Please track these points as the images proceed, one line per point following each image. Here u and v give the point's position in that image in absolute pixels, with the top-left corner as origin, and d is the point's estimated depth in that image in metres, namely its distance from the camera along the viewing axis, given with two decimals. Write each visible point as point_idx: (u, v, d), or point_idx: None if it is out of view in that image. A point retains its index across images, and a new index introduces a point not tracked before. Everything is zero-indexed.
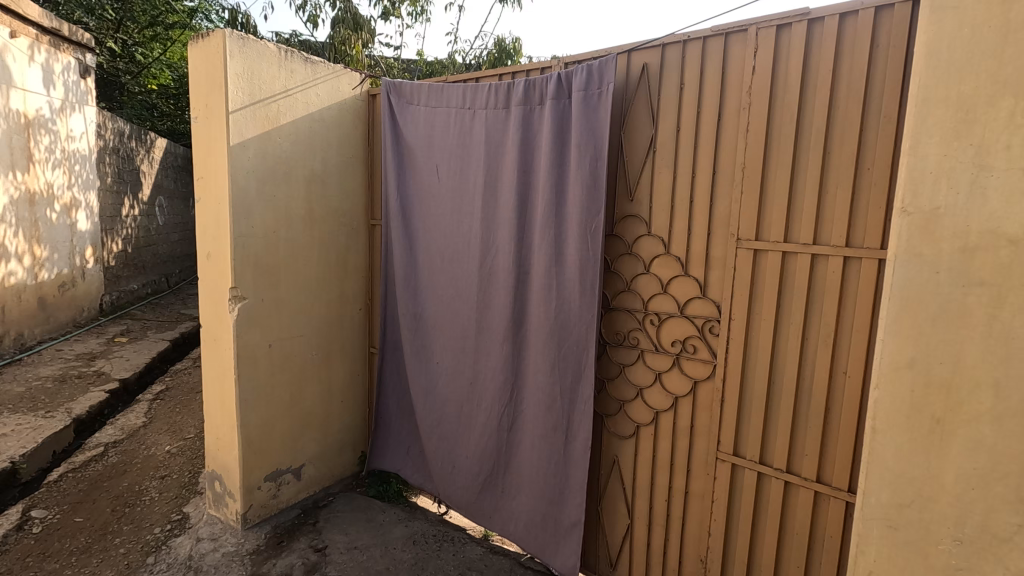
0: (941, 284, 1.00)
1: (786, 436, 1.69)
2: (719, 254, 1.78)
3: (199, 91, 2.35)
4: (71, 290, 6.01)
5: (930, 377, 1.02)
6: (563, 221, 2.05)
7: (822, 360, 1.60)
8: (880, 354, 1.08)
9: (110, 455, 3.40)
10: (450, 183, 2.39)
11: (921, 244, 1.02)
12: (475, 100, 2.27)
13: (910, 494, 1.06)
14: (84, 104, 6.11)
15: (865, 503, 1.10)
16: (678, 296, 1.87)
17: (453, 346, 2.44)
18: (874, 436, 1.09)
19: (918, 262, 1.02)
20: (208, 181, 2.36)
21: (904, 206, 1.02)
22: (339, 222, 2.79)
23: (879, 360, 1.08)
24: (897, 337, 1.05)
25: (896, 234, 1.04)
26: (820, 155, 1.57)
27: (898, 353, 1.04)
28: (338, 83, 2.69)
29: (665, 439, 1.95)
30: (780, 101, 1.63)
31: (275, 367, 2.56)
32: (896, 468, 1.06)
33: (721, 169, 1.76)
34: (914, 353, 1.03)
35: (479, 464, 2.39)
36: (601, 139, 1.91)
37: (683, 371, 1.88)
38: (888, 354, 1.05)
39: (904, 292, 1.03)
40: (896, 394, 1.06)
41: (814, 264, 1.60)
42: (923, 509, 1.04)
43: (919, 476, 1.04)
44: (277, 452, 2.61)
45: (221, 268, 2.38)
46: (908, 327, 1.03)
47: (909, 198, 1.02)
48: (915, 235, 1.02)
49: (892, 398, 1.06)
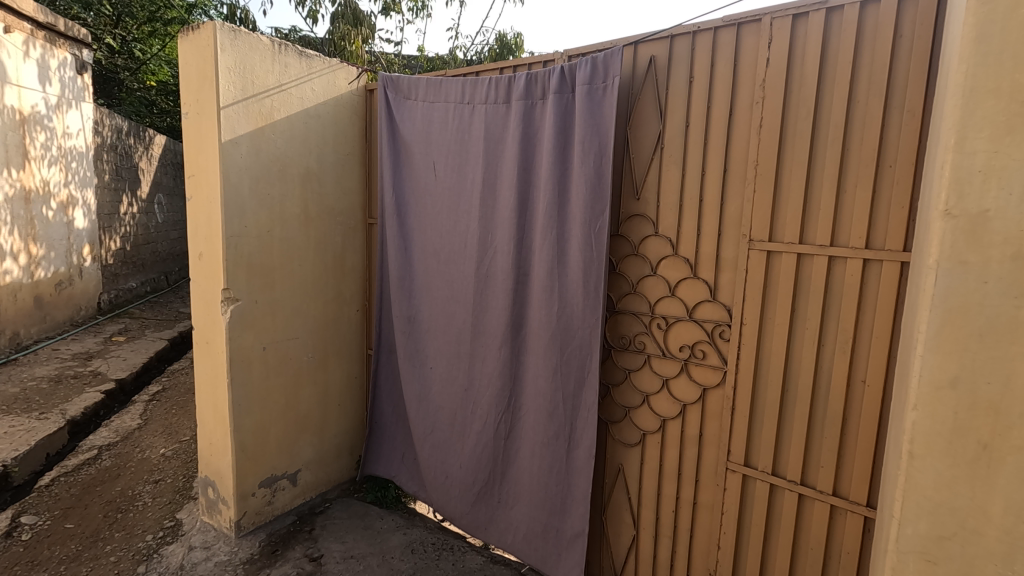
0: (989, 295, 0.91)
1: (802, 447, 1.61)
2: (731, 256, 1.70)
3: (189, 86, 2.27)
4: (68, 288, 5.95)
5: (975, 398, 0.93)
6: (565, 221, 1.97)
7: (840, 369, 1.52)
8: (917, 369, 0.99)
9: (103, 459, 3.33)
10: (447, 181, 2.31)
11: (966, 251, 0.93)
12: (474, 95, 2.19)
13: (953, 526, 0.96)
14: (81, 101, 6.04)
15: (901, 534, 1.01)
16: (686, 299, 1.79)
17: (447, 351, 2.37)
18: (911, 462, 0.99)
19: (962, 271, 0.93)
20: (200, 179, 2.29)
21: (948, 209, 0.94)
22: (336, 221, 2.71)
23: (918, 377, 0.99)
24: (938, 353, 0.96)
25: (939, 239, 0.95)
26: (840, 152, 1.48)
27: (939, 370, 0.96)
28: (334, 78, 2.61)
29: (673, 448, 1.88)
30: (796, 95, 1.55)
31: (269, 371, 2.49)
32: (935, 497, 0.97)
33: (733, 168, 1.68)
34: (957, 371, 0.94)
35: (473, 474, 2.32)
36: (606, 136, 1.83)
37: (692, 377, 1.81)
38: (928, 370, 0.97)
39: (946, 303, 0.95)
40: (936, 415, 0.97)
41: (831, 267, 1.52)
42: (966, 543, 0.95)
43: (963, 507, 0.95)
44: (272, 458, 2.54)
45: (213, 268, 2.31)
46: (944, 339, 0.95)
47: (954, 199, 0.93)
48: (959, 240, 0.93)
49: (933, 419, 0.97)
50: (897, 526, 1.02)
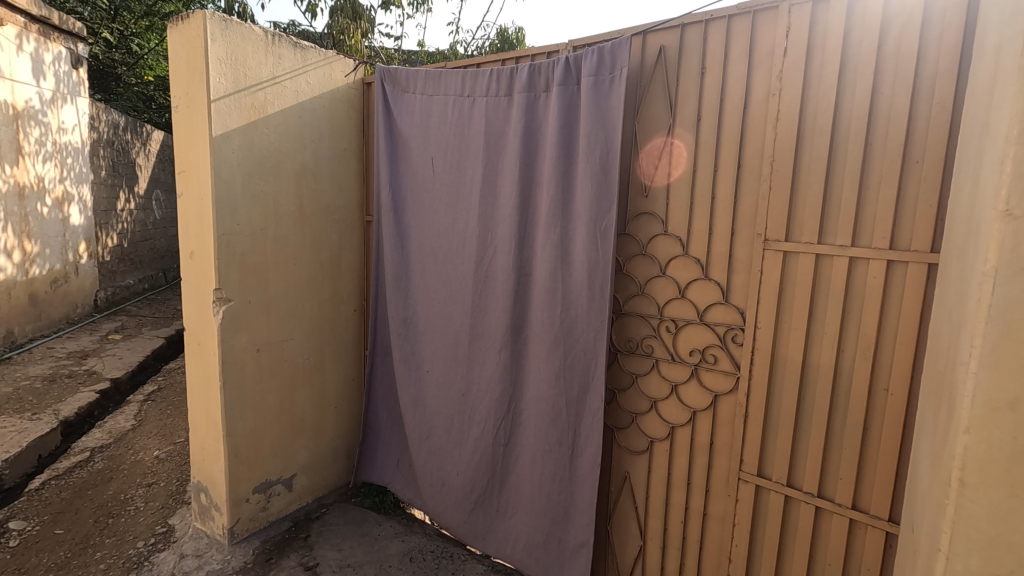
0: None
1: (819, 457, 1.53)
2: (745, 256, 1.62)
3: (179, 78, 2.19)
4: (63, 286, 5.87)
5: None
6: (569, 220, 1.89)
7: (861, 375, 1.44)
8: (969, 389, 0.87)
9: (96, 461, 3.26)
10: (445, 178, 2.23)
11: None
12: (474, 87, 2.10)
13: (1011, 564, 0.85)
14: (77, 96, 5.96)
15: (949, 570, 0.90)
16: (697, 301, 1.72)
17: (444, 354, 2.29)
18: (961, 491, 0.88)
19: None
20: (190, 174, 2.20)
21: (1007, 208, 0.83)
22: (332, 219, 2.63)
23: (970, 397, 0.88)
24: (994, 370, 0.85)
25: (997, 242, 0.83)
26: (863, 146, 1.40)
27: (996, 390, 0.84)
28: (330, 71, 2.53)
29: (682, 456, 1.80)
30: (816, 86, 1.46)
31: (264, 374, 2.41)
32: (990, 530, 0.86)
33: (748, 164, 1.60)
34: (1017, 392, 0.83)
35: (471, 482, 2.24)
36: (613, 130, 1.74)
37: (702, 382, 1.73)
38: (984, 391, 0.85)
39: (1005, 315, 0.83)
40: (991, 439, 0.85)
41: (852, 269, 1.44)
42: None
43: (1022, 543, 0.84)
44: (266, 463, 2.47)
45: (204, 268, 2.23)
46: (1002, 353, 0.84)
47: (1016, 197, 0.82)
48: (1020, 244, 0.82)
49: (987, 445, 0.86)
50: (942, 560, 0.91)
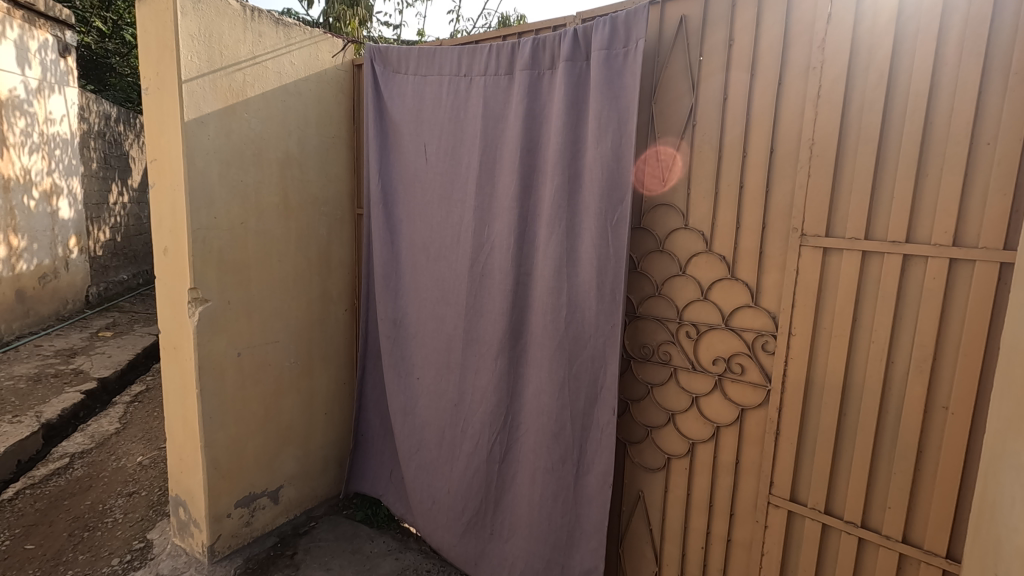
0: None
1: (863, 482, 1.35)
2: (779, 252, 1.43)
3: (149, 57, 1.99)
4: (53, 282, 5.69)
5: None
6: (575, 214, 1.71)
7: (916, 391, 1.26)
8: None
9: (75, 468, 3.09)
10: (438, 167, 2.04)
11: None
12: (472, 65, 1.91)
13: None
14: (65, 85, 5.76)
15: None
16: (721, 304, 1.53)
17: (435, 361, 2.12)
18: None
19: None
20: (162, 163, 2.01)
21: None
22: (320, 211, 2.44)
23: None
24: None
25: None
26: (922, 126, 1.20)
27: None
28: (316, 51, 2.33)
29: (703, 476, 1.62)
30: (866, 58, 1.26)
31: (246, 380, 2.23)
32: None
33: (783, 148, 1.40)
34: None
35: (463, 501, 2.07)
36: (627, 112, 1.55)
37: (727, 395, 1.55)
38: None
39: None
40: None
41: (905, 269, 1.25)
42: None
43: None
44: (249, 475, 2.29)
45: (178, 265, 2.04)
46: None
47: None
48: None
49: None
50: None
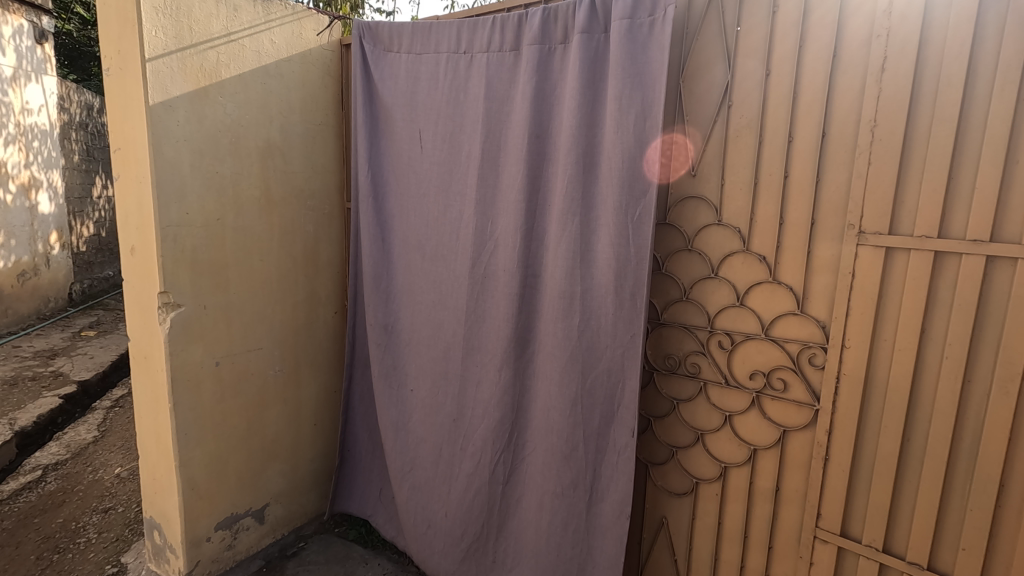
0: None
1: (930, 518, 1.17)
2: (832, 252, 1.24)
3: (109, 33, 1.77)
4: (33, 280, 5.47)
5: None
6: (590, 209, 1.51)
7: (997, 415, 1.08)
8: None
9: (48, 481, 2.88)
10: (434, 156, 1.84)
11: None
12: (472, 41, 1.71)
13: None
14: (42, 74, 5.50)
15: None
16: (761, 312, 1.35)
17: (431, 372, 1.94)
18: None
19: None
20: (127, 152, 1.80)
21: None
22: (306, 206, 2.23)
23: None
24: None
25: None
26: (1014, 104, 1.01)
27: None
28: (300, 28, 2.10)
29: (737, 504, 1.44)
30: (943, 26, 1.07)
31: (225, 391, 2.04)
32: None
33: (838, 131, 1.21)
34: None
35: (462, 526, 1.91)
36: (653, 92, 1.36)
37: (766, 414, 1.37)
38: None
39: None
40: None
41: (988, 274, 1.07)
42: None
43: None
44: (231, 494, 2.10)
45: (147, 266, 1.84)
46: None
47: None
48: None
49: None
50: None
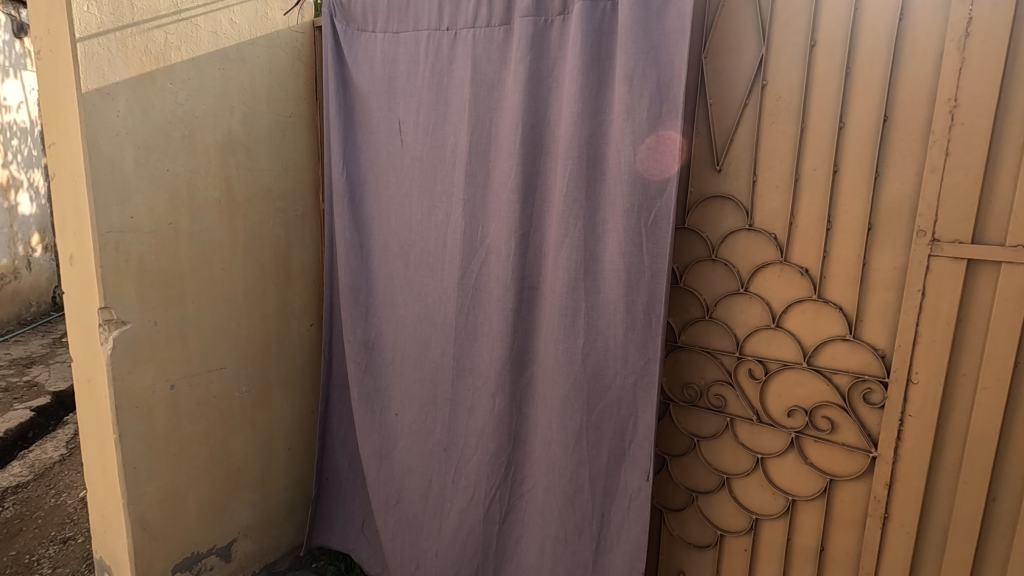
0: None
1: None
2: (895, 264, 1.00)
3: (36, 9, 1.52)
4: (13, 283, 5.25)
5: None
6: (598, 209, 1.27)
7: None
8: None
9: (5, 508, 2.65)
10: (416, 150, 1.61)
11: None
12: (456, 15, 1.48)
13: None
14: (22, 69, 5.26)
15: None
16: (801, 336, 1.11)
17: (418, 394, 1.71)
18: None
19: None
20: (61, 148, 1.56)
21: None
22: (275, 207, 1.99)
23: None
24: None
25: None
26: None
27: None
28: (264, 7, 1.86)
29: (772, 562, 1.21)
30: None
31: (183, 418, 1.80)
32: None
33: (905, 115, 0.97)
34: None
35: (454, 568, 1.68)
36: (672, 70, 1.12)
37: (808, 458, 1.13)
38: None
39: None
40: None
41: None
42: None
43: None
44: (191, 531, 1.87)
45: (85, 278, 1.60)
46: None
47: None
48: None
49: None
50: None
